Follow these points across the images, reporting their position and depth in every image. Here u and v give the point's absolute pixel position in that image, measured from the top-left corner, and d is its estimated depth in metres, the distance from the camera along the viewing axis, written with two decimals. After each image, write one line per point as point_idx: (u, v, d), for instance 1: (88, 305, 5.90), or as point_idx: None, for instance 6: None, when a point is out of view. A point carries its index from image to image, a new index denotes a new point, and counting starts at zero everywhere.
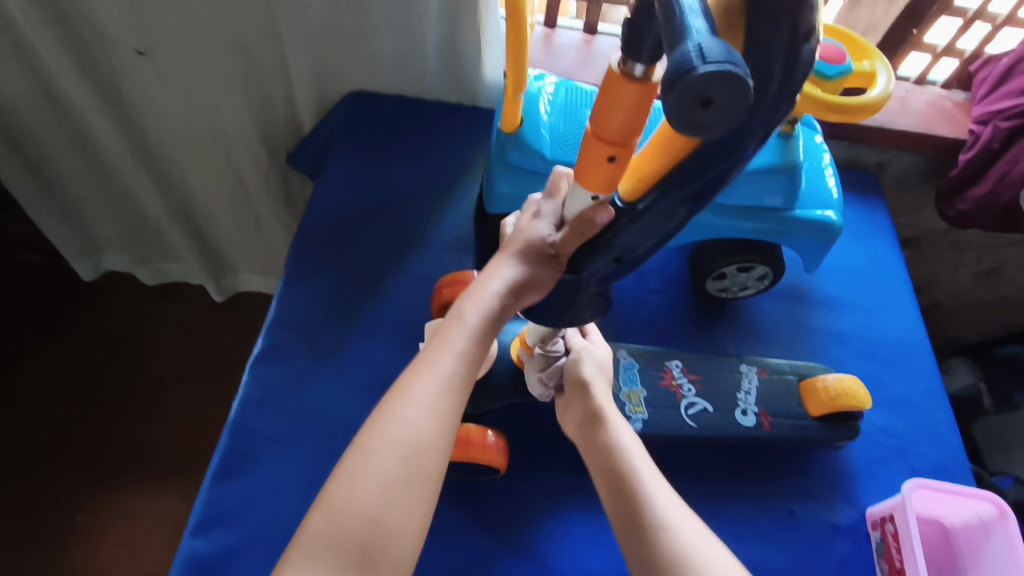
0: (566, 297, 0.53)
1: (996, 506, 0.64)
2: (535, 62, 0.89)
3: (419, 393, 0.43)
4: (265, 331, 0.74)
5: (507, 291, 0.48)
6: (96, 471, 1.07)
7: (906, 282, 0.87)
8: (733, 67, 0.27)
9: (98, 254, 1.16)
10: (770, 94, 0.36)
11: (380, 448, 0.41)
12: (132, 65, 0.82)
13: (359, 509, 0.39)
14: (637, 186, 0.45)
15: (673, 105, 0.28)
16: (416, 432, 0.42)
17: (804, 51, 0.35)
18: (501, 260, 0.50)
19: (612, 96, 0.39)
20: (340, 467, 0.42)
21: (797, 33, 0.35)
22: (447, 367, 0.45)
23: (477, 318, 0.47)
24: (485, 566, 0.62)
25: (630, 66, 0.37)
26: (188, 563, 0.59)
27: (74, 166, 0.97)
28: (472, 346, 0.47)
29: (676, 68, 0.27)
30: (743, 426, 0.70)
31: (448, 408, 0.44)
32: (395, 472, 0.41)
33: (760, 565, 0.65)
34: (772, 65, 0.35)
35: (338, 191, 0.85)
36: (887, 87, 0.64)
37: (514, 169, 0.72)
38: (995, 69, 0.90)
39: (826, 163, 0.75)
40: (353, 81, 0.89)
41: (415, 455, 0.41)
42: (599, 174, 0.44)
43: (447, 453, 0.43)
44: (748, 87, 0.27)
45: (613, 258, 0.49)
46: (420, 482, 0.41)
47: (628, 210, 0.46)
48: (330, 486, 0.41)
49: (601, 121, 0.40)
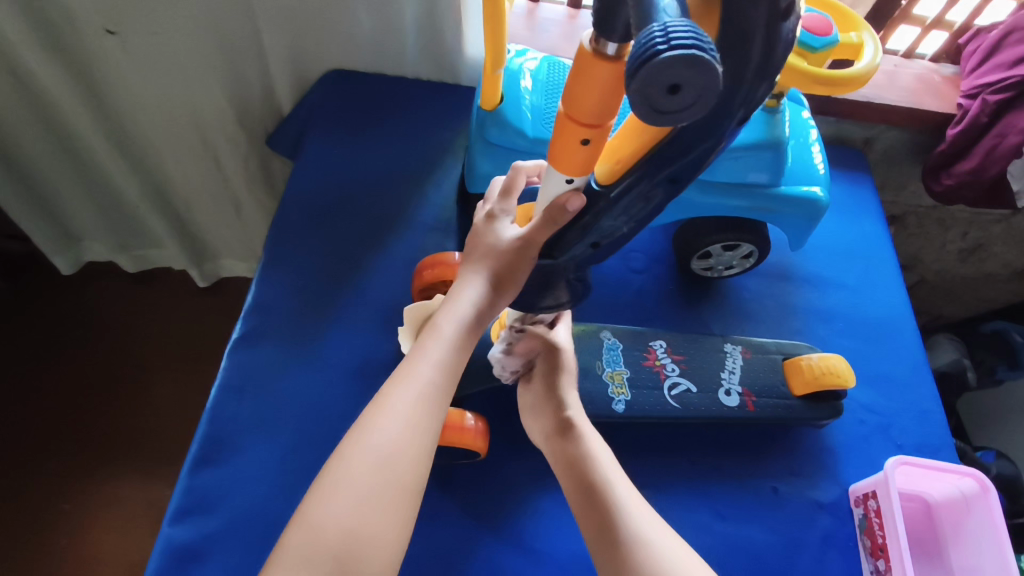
0: (543, 278, 0.54)
1: (978, 481, 0.64)
2: (517, 37, 0.87)
3: (393, 404, 0.43)
4: (243, 316, 0.72)
5: (481, 298, 0.50)
6: (81, 459, 1.06)
7: (893, 258, 0.87)
8: (699, 50, 0.27)
9: (76, 245, 1.13)
10: (749, 66, 0.35)
11: (356, 461, 0.41)
12: (101, 44, 0.79)
13: (335, 522, 0.39)
14: (613, 168, 0.45)
15: (639, 90, 0.28)
16: (393, 443, 0.42)
17: (783, 29, 0.34)
18: (471, 271, 0.52)
19: (584, 76, 0.38)
20: (316, 485, 0.41)
21: (777, 8, 0.34)
22: (423, 377, 0.45)
23: (453, 329, 0.48)
24: (468, 549, 0.61)
25: (603, 45, 0.36)
26: (167, 552, 0.58)
27: (44, 151, 0.94)
28: (450, 355, 0.47)
29: (642, 51, 0.27)
30: (727, 406, 0.70)
31: (424, 416, 0.43)
32: (372, 485, 0.40)
33: (743, 543, 0.65)
34: (750, 42, 0.35)
35: (316, 172, 0.83)
36: (874, 57, 0.63)
37: (494, 147, 0.70)
38: (984, 41, 0.88)
39: (813, 139, 0.74)
40: (331, 58, 0.87)
41: (394, 466, 0.41)
42: (573, 154, 0.43)
43: (426, 463, 0.43)
44: (714, 70, 0.27)
45: (590, 243, 0.50)
46: (399, 493, 0.41)
47: (604, 194, 0.46)
48: (307, 503, 0.40)
49: (574, 103, 0.39)
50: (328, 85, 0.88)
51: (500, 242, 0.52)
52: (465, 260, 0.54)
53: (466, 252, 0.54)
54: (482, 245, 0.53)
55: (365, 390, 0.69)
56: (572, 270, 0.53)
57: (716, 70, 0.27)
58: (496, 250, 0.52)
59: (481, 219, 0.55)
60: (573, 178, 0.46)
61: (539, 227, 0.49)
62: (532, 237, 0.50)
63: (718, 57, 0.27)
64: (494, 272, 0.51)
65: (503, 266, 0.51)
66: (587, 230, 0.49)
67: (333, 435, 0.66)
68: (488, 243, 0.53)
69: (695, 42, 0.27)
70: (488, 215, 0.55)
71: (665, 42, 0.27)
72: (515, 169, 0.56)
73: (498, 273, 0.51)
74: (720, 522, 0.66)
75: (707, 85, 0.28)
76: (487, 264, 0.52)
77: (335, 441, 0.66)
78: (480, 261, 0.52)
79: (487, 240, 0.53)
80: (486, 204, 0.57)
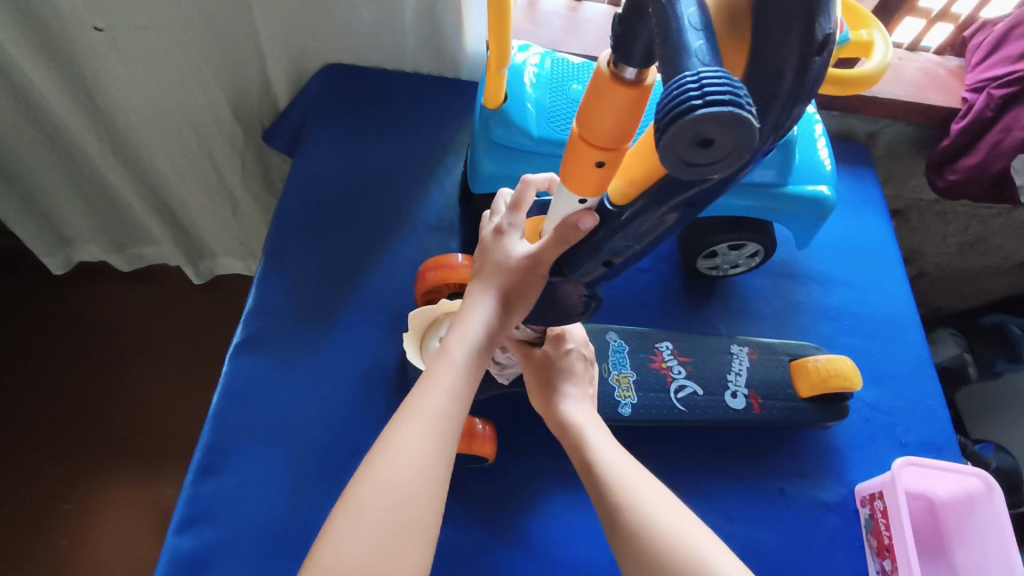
0: (551, 297, 0.54)
1: (984, 482, 0.64)
2: (518, 31, 0.85)
3: (406, 438, 0.42)
4: (244, 319, 0.71)
5: (492, 319, 0.49)
6: (78, 459, 1.05)
7: (897, 255, 0.86)
8: (736, 107, 0.27)
9: (69, 245, 1.11)
10: (780, 96, 0.34)
11: (370, 497, 0.40)
12: (91, 42, 0.77)
13: (350, 562, 0.38)
14: (627, 189, 0.45)
15: (670, 143, 0.28)
16: (407, 477, 0.40)
17: (816, 62, 0.33)
18: (480, 290, 0.51)
19: (600, 99, 0.37)
20: (331, 524, 0.40)
21: (810, 43, 0.33)
22: (436, 407, 0.44)
23: (463, 354, 0.47)
24: (475, 554, 0.61)
25: (621, 69, 0.36)
26: (172, 562, 0.57)
27: (35, 150, 0.92)
28: (462, 381, 0.46)
29: (676, 105, 0.27)
30: (732, 408, 0.70)
31: (438, 446, 0.42)
32: (388, 524, 0.39)
33: (751, 544, 0.65)
34: (780, 75, 0.33)
35: (316, 170, 0.81)
36: (885, 56, 0.62)
37: (498, 146, 0.69)
38: (990, 35, 0.88)
39: (820, 137, 0.73)
40: (329, 53, 0.85)
41: (408, 500, 0.40)
42: (586, 175, 0.44)
43: (441, 496, 0.42)
44: (751, 126, 0.27)
45: (601, 262, 0.50)
46: (415, 528, 0.40)
47: (616, 215, 0.46)
48: (321, 542, 0.40)
49: (589, 126, 0.40)
50: (326, 81, 0.86)
51: (509, 260, 0.51)
52: (473, 278, 0.53)
53: (474, 269, 0.54)
54: (491, 263, 0.52)
55: (369, 394, 0.69)
56: (583, 288, 0.53)
57: (753, 126, 0.27)
58: (505, 269, 0.51)
59: (489, 235, 0.54)
60: (586, 198, 0.47)
61: (549, 246, 0.49)
62: (543, 256, 0.50)
63: (754, 112, 0.27)
64: (504, 292, 0.50)
65: (514, 286, 0.50)
66: (597, 250, 0.49)
67: (339, 440, 0.66)
68: (497, 261, 0.52)
69: (732, 98, 0.27)
70: (496, 231, 0.54)
71: (700, 97, 0.27)
72: (524, 182, 0.54)
73: (508, 293, 0.50)
74: (727, 524, 0.66)
75: (741, 139, 0.28)
76: (496, 283, 0.51)
77: (339, 446, 0.66)
78: (490, 280, 0.51)
79: (496, 257, 0.52)
80: (492, 218, 0.56)
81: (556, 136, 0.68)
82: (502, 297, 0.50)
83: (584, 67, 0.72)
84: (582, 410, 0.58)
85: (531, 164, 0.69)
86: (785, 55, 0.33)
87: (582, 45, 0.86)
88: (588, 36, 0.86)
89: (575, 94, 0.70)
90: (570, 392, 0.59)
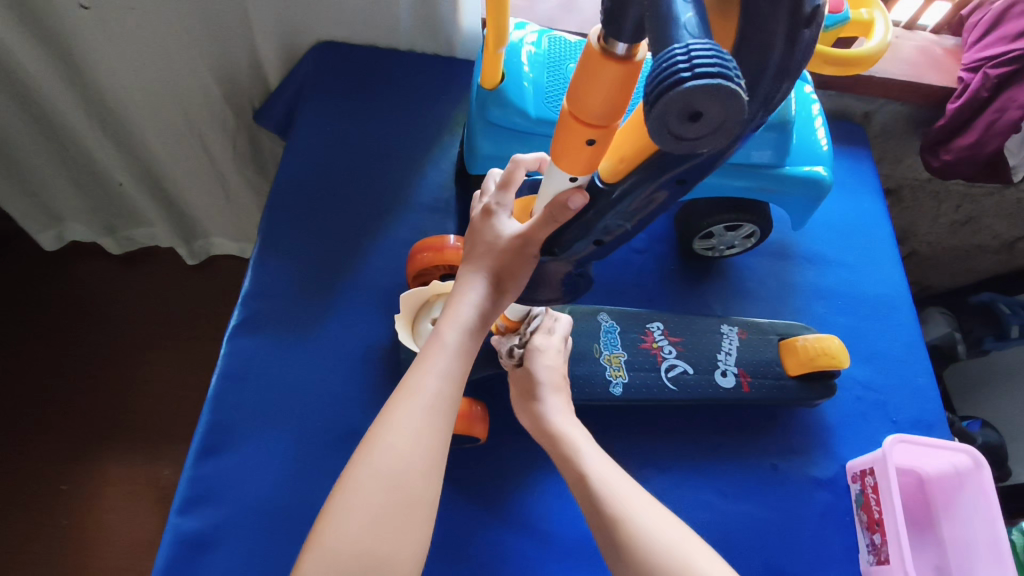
0: (544, 274, 0.54)
1: (972, 458, 0.65)
2: (514, 8, 0.84)
3: (402, 422, 0.42)
4: (240, 302, 0.71)
5: (484, 301, 0.49)
6: (75, 440, 1.05)
7: (890, 234, 0.87)
8: (723, 78, 0.27)
9: (59, 225, 1.10)
10: (769, 70, 0.35)
11: (367, 480, 0.41)
12: (78, 21, 0.76)
13: (349, 544, 0.40)
14: (618, 167, 0.45)
15: (660, 116, 0.29)
16: (402, 460, 0.41)
17: (805, 36, 0.34)
18: (471, 273, 0.50)
19: (591, 76, 0.38)
20: (330, 506, 0.41)
21: (798, 17, 0.33)
22: (430, 390, 0.44)
23: (456, 336, 0.47)
24: (474, 532, 0.62)
25: (611, 44, 0.36)
26: (175, 543, 0.58)
27: (21, 130, 0.91)
28: (456, 364, 0.46)
29: (666, 76, 0.28)
30: (721, 387, 0.70)
31: (434, 430, 0.43)
32: (382, 507, 0.40)
33: (744, 520, 0.67)
34: (768, 52, 0.34)
35: (311, 150, 0.80)
36: (885, 37, 0.62)
37: (495, 127, 0.69)
38: (988, 13, 0.87)
39: (817, 117, 0.73)
40: (321, 29, 0.84)
41: (402, 482, 0.41)
42: (576, 152, 0.44)
43: (439, 477, 0.43)
44: (738, 99, 0.28)
45: (592, 241, 0.50)
46: (411, 507, 0.41)
47: (606, 193, 0.46)
48: (320, 524, 0.41)
49: (579, 103, 0.40)
50: (319, 58, 0.85)
51: (499, 240, 0.51)
52: (464, 260, 0.52)
53: (464, 250, 0.53)
54: (481, 244, 0.51)
55: (366, 375, 0.69)
56: (572, 267, 0.53)
57: (741, 98, 0.28)
58: (495, 250, 0.51)
59: (477, 214, 0.54)
60: (576, 176, 0.47)
61: (539, 225, 0.49)
62: (532, 234, 0.50)
63: (742, 84, 0.28)
64: (495, 274, 0.50)
65: (504, 267, 0.50)
66: (589, 228, 0.49)
67: (337, 422, 0.66)
68: (487, 241, 0.51)
69: (720, 70, 0.27)
70: (484, 210, 0.54)
71: (689, 68, 0.28)
72: (514, 162, 0.55)
73: (498, 274, 0.50)
74: (721, 500, 0.68)
75: (729, 111, 0.28)
76: (486, 265, 0.50)
77: (337, 427, 0.66)
78: (481, 262, 0.50)
79: (486, 237, 0.52)
80: (482, 198, 0.56)
81: (554, 117, 0.68)
82: (493, 279, 0.50)
83: (581, 45, 0.71)
84: (558, 406, 0.62)
85: (528, 145, 0.69)
86: (774, 27, 0.34)
87: (578, 23, 0.84)
88: (584, 14, 0.85)
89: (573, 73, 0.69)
90: (551, 401, 0.62)
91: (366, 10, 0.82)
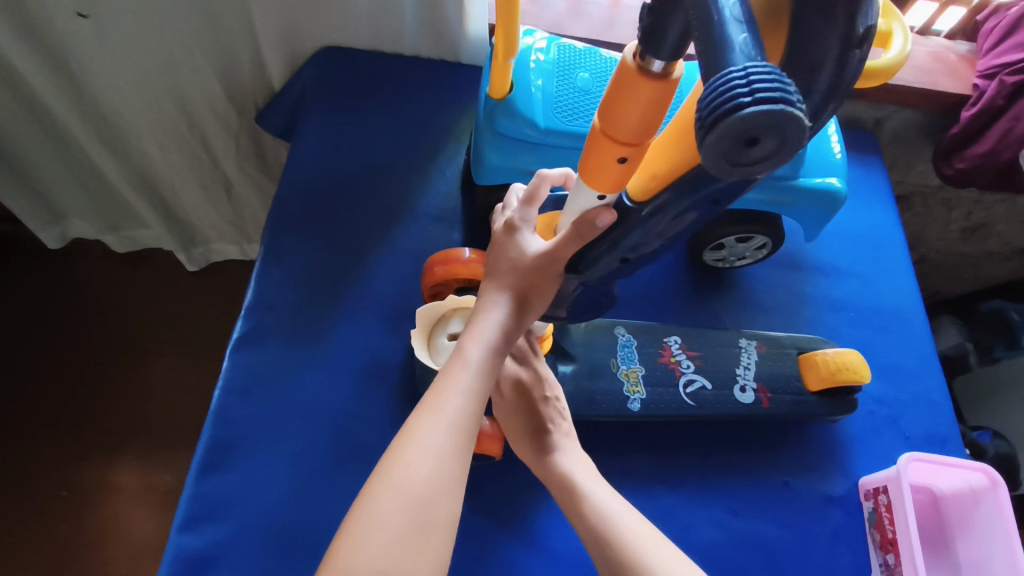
0: (567, 291, 0.55)
1: (988, 477, 0.64)
2: (521, 13, 0.82)
3: (423, 442, 0.41)
4: (242, 314, 0.70)
5: (507, 319, 0.48)
6: (76, 445, 1.04)
7: (903, 245, 0.86)
8: (785, 104, 0.26)
9: (62, 221, 1.08)
10: (818, 88, 0.36)
11: (384, 501, 0.39)
12: (74, 29, 0.75)
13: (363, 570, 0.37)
14: (649, 184, 0.47)
15: (715, 143, 0.28)
16: (422, 482, 0.40)
17: (854, 59, 0.35)
18: (494, 291, 0.50)
19: (625, 95, 0.38)
20: (341, 534, 0.39)
21: (851, 38, 0.35)
22: (453, 408, 0.43)
23: (479, 353, 0.46)
24: (484, 553, 0.61)
25: (648, 62, 0.37)
26: (178, 561, 0.57)
27: (24, 132, 0.90)
28: (479, 383, 0.45)
29: (723, 102, 0.27)
30: (741, 403, 0.69)
31: (455, 450, 0.42)
32: (402, 532, 0.38)
33: (755, 538, 0.66)
34: (816, 74, 0.36)
35: (314, 156, 0.79)
36: (904, 47, 0.59)
37: (504, 138, 0.67)
38: (1003, 19, 0.86)
39: (830, 125, 0.72)
40: (325, 35, 0.83)
41: (422, 505, 0.39)
42: (607, 170, 0.44)
43: (456, 504, 0.41)
44: (800, 124, 0.27)
45: (619, 259, 0.51)
46: (430, 532, 0.39)
47: (636, 211, 0.48)
48: (332, 550, 0.39)
49: (613, 121, 0.40)
50: (323, 63, 0.83)
51: (524, 258, 0.50)
52: (486, 275, 0.52)
53: (486, 266, 0.53)
54: (505, 261, 0.51)
55: (370, 392, 0.68)
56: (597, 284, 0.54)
57: (802, 124, 0.27)
58: (520, 268, 0.50)
59: (500, 229, 0.53)
60: (605, 194, 0.47)
61: (566, 242, 0.49)
62: (558, 252, 0.49)
63: (803, 109, 0.27)
64: (519, 292, 0.50)
65: (529, 285, 0.50)
66: (615, 246, 0.50)
67: (344, 437, 0.65)
68: (512, 258, 0.51)
69: (781, 95, 0.26)
70: (508, 225, 0.53)
71: (749, 93, 0.27)
72: (539, 177, 0.54)
73: (523, 292, 0.50)
74: (732, 518, 0.67)
75: (788, 137, 0.28)
76: (510, 283, 0.50)
77: (343, 442, 0.65)
78: (505, 279, 0.50)
79: (510, 253, 0.51)
80: (505, 213, 0.55)
81: (564, 128, 0.66)
82: (517, 297, 0.49)
83: (589, 52, 0.70)
84: (583, 470, 0.59)
85: (538, 156, 0.67)
86: (827, 45, 0.35)
87: (587, 28, 0.83)
88: (594, 19, 0.84)
89: (583, 83, 0.68)
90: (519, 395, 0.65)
91: (371, 16, 0.81)
